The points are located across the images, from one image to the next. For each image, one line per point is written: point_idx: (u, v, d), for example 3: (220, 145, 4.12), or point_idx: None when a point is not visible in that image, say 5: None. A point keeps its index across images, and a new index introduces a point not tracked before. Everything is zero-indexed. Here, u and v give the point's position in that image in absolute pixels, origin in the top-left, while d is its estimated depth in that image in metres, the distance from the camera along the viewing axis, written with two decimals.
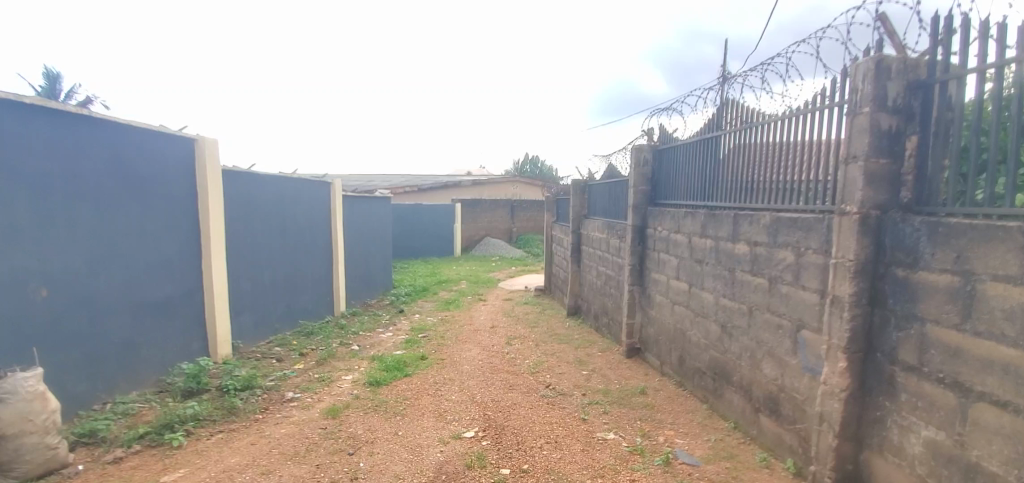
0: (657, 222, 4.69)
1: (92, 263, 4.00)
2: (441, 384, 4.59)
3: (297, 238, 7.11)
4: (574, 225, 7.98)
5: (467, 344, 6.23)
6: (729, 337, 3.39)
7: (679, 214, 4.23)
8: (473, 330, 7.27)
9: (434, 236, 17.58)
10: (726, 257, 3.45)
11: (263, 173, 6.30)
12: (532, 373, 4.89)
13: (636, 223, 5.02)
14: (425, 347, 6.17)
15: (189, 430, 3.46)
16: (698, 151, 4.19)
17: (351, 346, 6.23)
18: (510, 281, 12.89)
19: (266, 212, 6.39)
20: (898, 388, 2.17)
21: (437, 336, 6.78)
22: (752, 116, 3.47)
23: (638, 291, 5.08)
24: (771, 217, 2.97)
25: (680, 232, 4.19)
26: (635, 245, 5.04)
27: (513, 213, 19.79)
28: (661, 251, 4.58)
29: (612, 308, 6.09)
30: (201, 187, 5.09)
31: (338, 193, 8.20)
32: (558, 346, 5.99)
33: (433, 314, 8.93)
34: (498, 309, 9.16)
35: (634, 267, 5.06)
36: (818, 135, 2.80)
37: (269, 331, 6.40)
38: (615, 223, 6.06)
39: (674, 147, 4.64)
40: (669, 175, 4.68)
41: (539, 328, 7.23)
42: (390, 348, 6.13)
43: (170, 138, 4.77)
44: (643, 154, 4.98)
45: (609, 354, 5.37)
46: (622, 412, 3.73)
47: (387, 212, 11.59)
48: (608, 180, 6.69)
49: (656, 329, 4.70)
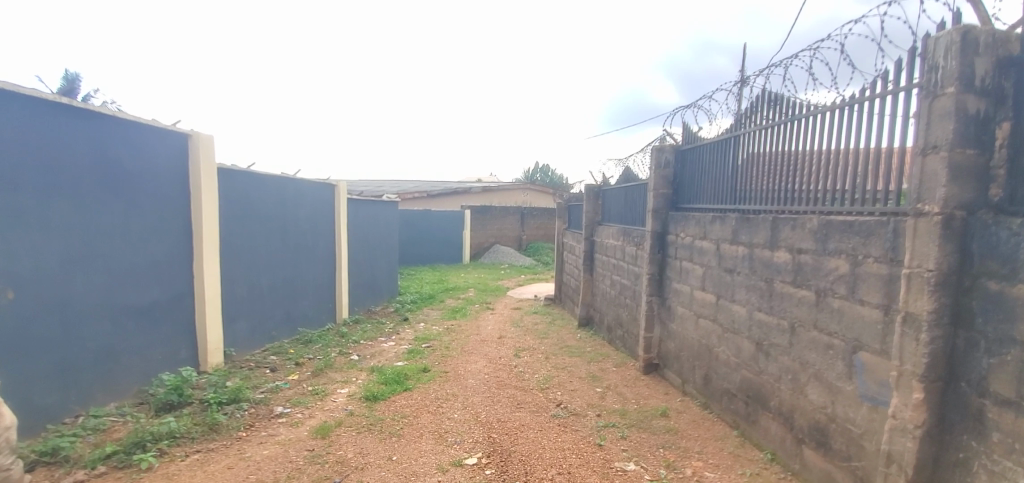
0: (680, 227, 4.32)
1: (67, 263, 3.71)
2: (442, 400, 4.24)
3: (297, 241, 6.80)
4: (587, 232, 7.61)
5: (473, 356, 5.87)
6: (766, 357, 3.01)
7: (705, 218, 3.86)
8: (480, 340, 6.93)
9: (443, 242, 17.33)
10: (762, 266, 3.07)
11: (264, 173, 6.03)
12: (542, 390, 4.52)
13: (656, 229, 4.65)
14: (428, 357, 5.83)
15: (161, 450, 3.14)
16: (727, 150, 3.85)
17: (351, 356, 5.91)
18: (520, 290, 12.53)
19: (265, 213, 6.08)
20: (990, 427, 1.79)
21: (441, 347, 6.44)
22: (790, 109, 3.12)
23: (657, 302, 4.70)
24: (821, 219, 2.59)
25: (707, 239, 3.82)
26: (655, 252, 4.67)
27: (523, 221, 19.48)
28: (684, 260, 4.20)
29: (627, 319, 5.72)
30: (195, 185, 4.81)
31: (342, 196, 7.90)
32: (569, 359, 5.61)
33: (439, 322, 8.57)
34: (506, 318, 8.80)
35: (654, 276, 4.68)
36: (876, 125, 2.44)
37: (266, 338, 6.09)
38: (632, 229, 5.70)
39: (698, 147, 4.30)
40: (694, 176, 4.32)
41: (549, 339, 6.86)
42: (391, 359, 5.79)
43: (162, 132, 4.51)
44: (664, 154, 4.63)
45: (624, 370, 4.98)
46: (642, 438, 3.34)
47: (393, 217, 11.32)
48: (624, 184, 6.33)
49: (677, 344, 4.31)
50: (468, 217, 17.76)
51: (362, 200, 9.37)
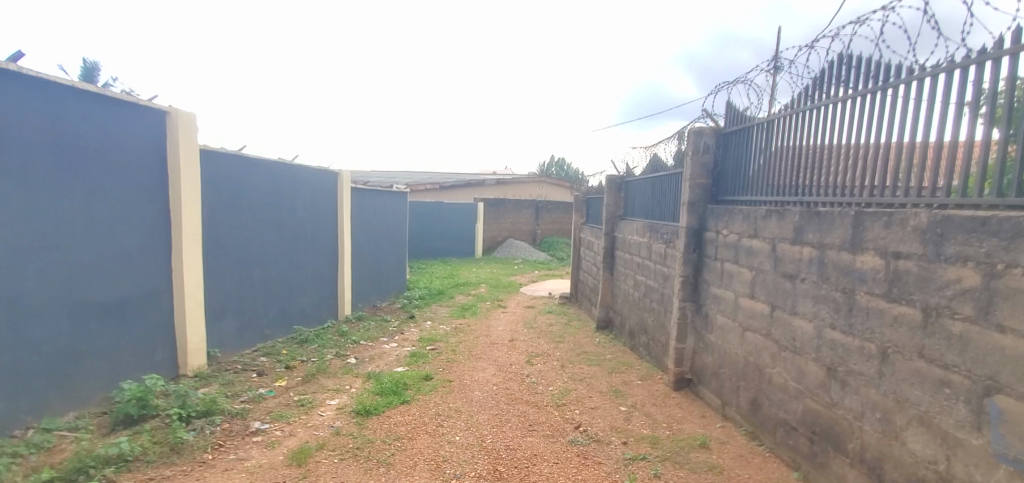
0: (722, 223, 3.71)
1: (18, 254, 3.24)
2: (444, 417, 3.69)
3: (295, 233, 6.31)
4: (607, 227, 7.01)
5: (481, 363, 5.33)
6: (842, 387, 2.41)
7: (756, 212, 3.23)
8: (490, 343, 6.39)
9: (455, 236, 16.83)
10: (837, 273, 2.46)
11: (257, 157, 5.52)
12: (557, 407, 3.96)
13: (691, 224, 4.04)
14: (431, 363, 5.31)
15: (108, 478, 2.67)
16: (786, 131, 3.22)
17: (348, 358, 5.40)
18: (533, 287, 11.96)
19: (257, 201, 5.58)
20: None
21: (447, 350, 5.91)
22: (871, 75, 2.48)
23: (691, 309, 4.10)
24: (933, 213, 1.97)
25: (758, 238, 3.20)
26: (690, 251, 4.06)
27: (538, 215, 18.88)
28: (728, 262, 3.58)
29: (653, 325, 5.13)
30: (172, 168, 4.33)
31: (346, 185, 7.39)
32: (587, 369, 5.04)
33: (447, 321, 8.04)
34: (519, 318, 8.25)
35: (688, 280, 4.07)
36: (1005, 86, 1.83)
37: (258, 337, 5.62)
38: (660, 224, 5.09)
39: (747, 129, 3.66)
40: (740, 163, 3.69)
41: (565, 344, 6.29)
42: (391, 363, 5.27)
43: (133, 108, 4.03)
44: (703, 138, 3.99)
45: (651, 384, 4.40)
46: (680, 477, 2.76)
47: (402, 209, 10.82)
48: (651, 174, 5.72)
49: (716, 358, 3.72)
50: (481, 210, 17.24)
51: (369, 190, 8.85)
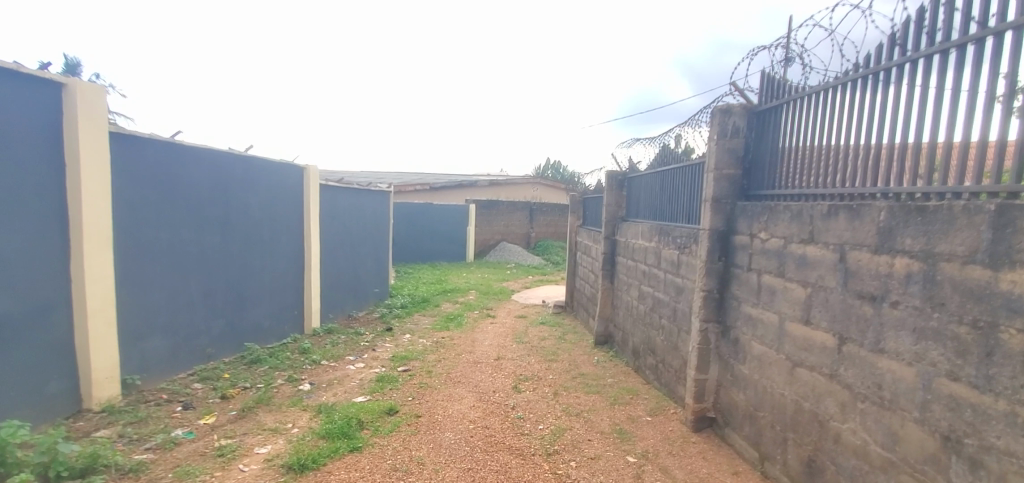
0: (759, 222, 2.89)
1: None
2: (399, 472, 2.87)
3: (247, 235, 5.45)
4: (607, 230, 6.20)
5: (459, 389, 4.50)
6: (973, 470, 1.61)
7: (813, 208, 2.42)
8: (473, 362, 5.56)
9: (445, 239, 15.99)
10: (964, 297, 1.66)
11: (195, 145, 4.68)
12: (548, 455, 3.14)
13: (716, 225, 3.23)
14: (400, 389, 4.47)
15: None
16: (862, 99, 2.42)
17: (302, 382, 4.56)
18: (526, 294, 11.12)
19: (195, 197, 4.73)
20: None
21: (421, 372, 5.07)
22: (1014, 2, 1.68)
23: (715, 331, 3.28)
24: None
25: (817, 242, 2.39)
26: (714, 258, 3.25)
27: (533, 218, 18.05)
28: (768, 274, 2.78)
29: (663, 346, 4.31)
30: (74, 154, 3.51)
31: (314, 180, 6.52)
32: (586, 398, 4.22)
33: (428, 334, 7.18)
34: (508, 331, 7.42)
35: (711, 294, 3.27)
36: None
37: (197, 358, 4.75)
38: (673, 226, 4.28)
39: (791, 102, 2.85)
40: (784, 146, 2.87)
41: (559, 363, 5.46)
42: (352, 389, 4.43)
43: (20, 78, 3.23)
44: (732, 118, 3.18)
45: (664, 422, 3.58)
46: None
47: (383, 210, 9.97)
48: (660, 167, 4.90)
49: (750, 396, 2.91)
50: (472, 212, 16.42)
51: (345, 187, 7.99)
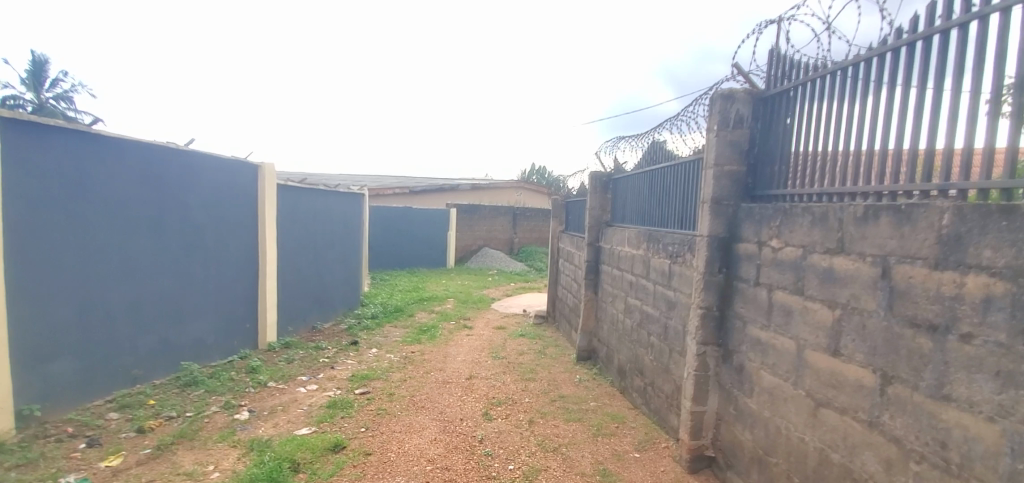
0: (770, 228, 2.40)
1: None
2: None
3: (187, 239, 4.85)
4: (589, 236, 5.70)
5: (422, 416, 3.95)
6: None
7: (844, 209, 1.94)
8: (442, 382, 5.00)
9: (425, 245, 15.38)
10: None
11: (118, 136, 4.08)
12: None
13: (717, 230, 2.74)
14: (354, 417, 3.91)
15: None
16: (908, 74, 1.96)
17: (240, 410, 3.96)
18: (507, 302, 10.58)
19: (119, 195, 4.12)
20: None
21: (382, 394, 4.50)
22: None
23: (714, 356, 2.79)
24: None
25: (848, 252, 1.91)
26: (714, 270, 2.76)
27: (516, 222, 17.53)
28: (782, 291, 2.29)
29: (652, 367, 3.82)
30: None
31: (270, 180, 5.92)
32: (566, 427, 3.71)
33: (397, 348, 6.61)
34: (485, 344, 6.87)
35: (710, 312, 2.78)
36: None
37: (120, 382, 4.13)
38: (664, 232, 3.80)
39: (807, 85, 2.38)
40: (799, 137, 2.39)
41: (537, 383, 4.94)
42: (297, 418, 3.85)
43: None
44: (735, 105, 2.70)
45: (656, 460, 3.08)
46: None
47: (354, 213, 9.35)
48: (649, 166, 4.42)
49: (759, 437, 2.42)
50: (453, 216, 15.85)
51: (308, 188, 7.38)
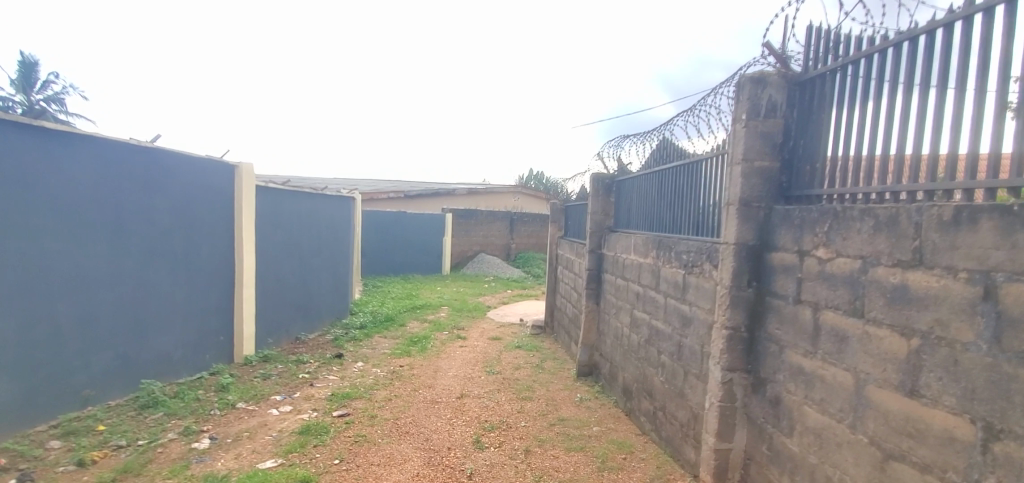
0: (816, 235, 1.99)
1: None
2: None
3: (151, 245, 4.41)
4: (591, 242, 5.30)
5: (405, 444, 3.53)
6: None
7: (923, 211, 1.53)
8: (431, 401, 4.58)
9: (419, 250, 14.95)
10: None
11: (70, 129, 3.66)
12: None
13: (746, 237, 2.33)
14: (328, 445, 3.48)
15: None
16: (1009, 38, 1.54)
17: (201, 437, 3.53)
18: (503, 310, 10.14)
19: (69, 195, 3.70)
20: None
21: (363, 417, 4.07)
22: None
23: (742, 384, 2.38)
24: None
25: (929, 267, 1.50)
26: (742, 284, 2.35)
27: (513, 227, 17.11)
28: (833, 311, 1.88)
29: (663, 390, 3.40)
30: None
31: (248, 181, 5.50)
32: (567, 458, 3.29)
33: (385, 361, 6.17)
34: (479, 357, 6.43)
35: (737, 333, 2.37)
36: None
37: (68, 404, 3.69)
38: (675, 239, 3.40)
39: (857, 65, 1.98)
40: (850, 126, 1.99)
41: (535, 403, 4.51)
42: (264, 446, 3.41)
43: None
44: (766, 92, 2.31)
45: None
46: None
47: (343, 218, 8.93)
48: (658, 166, 4.03)
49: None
50: (448, 221, 15.44)
51: (293, 190, 6.97)
